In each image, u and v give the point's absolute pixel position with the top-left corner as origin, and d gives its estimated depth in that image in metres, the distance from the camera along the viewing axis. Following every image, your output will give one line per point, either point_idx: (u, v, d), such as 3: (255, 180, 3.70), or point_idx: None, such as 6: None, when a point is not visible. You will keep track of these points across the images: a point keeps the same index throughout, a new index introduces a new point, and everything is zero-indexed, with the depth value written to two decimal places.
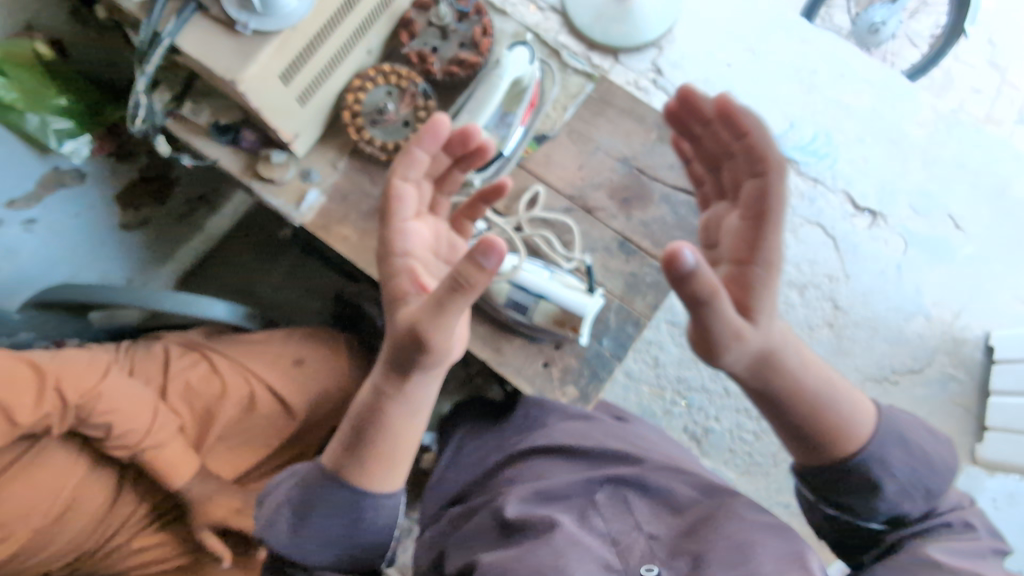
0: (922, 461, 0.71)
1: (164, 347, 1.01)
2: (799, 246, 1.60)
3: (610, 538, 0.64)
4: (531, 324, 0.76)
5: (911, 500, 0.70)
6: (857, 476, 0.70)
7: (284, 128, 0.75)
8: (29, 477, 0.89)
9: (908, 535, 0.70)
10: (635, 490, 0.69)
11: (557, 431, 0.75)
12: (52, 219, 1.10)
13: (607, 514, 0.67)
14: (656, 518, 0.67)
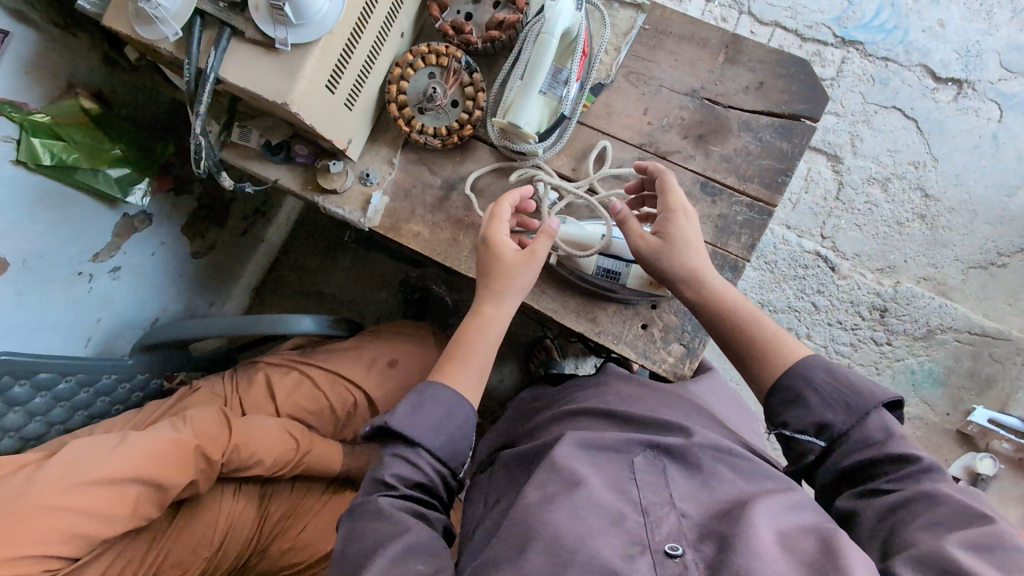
0: (845, 384, 0.63)
1: (264, 372, 1.03)
2: (876, 136, 1.45)
3: (641, 507, 0.59)
4: (626, 289, 0.74)
5: (833, 411, 0.62)
6: (780, 394, 0.66)
7: (338, 138, 0.71)
8: (186, 527, 0.88)
9: (853, 450, 0.61)
10: (679, 465, 0.64)
11: (612, 395, 0.77)
12: (132, 264, 1.13)
13: (640, 481, 0.62)
14: (693, 497, 0.61)
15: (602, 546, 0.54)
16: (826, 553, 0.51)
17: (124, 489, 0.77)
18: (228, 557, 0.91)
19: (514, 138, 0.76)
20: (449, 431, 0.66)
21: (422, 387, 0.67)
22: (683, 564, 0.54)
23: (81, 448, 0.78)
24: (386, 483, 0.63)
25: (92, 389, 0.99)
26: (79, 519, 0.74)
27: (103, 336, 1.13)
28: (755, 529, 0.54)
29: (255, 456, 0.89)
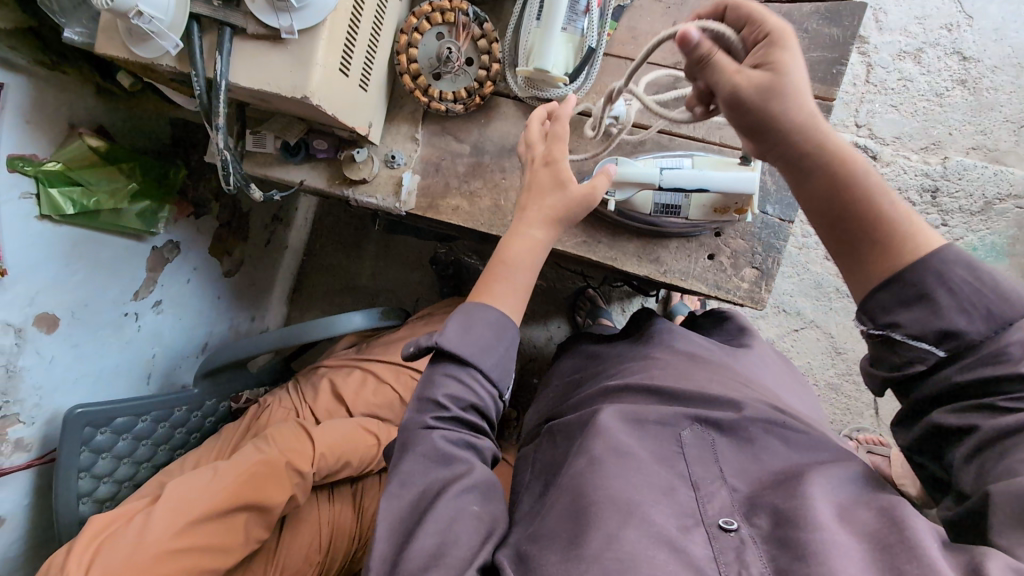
0: (989, 285, 0.45)
1: (325, 378, 1.04)
2: (901, 6, 1.36)
3: (689, 482, 0.50)
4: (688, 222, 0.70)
5: (965, 317, 0.44)
6: (898, 289, 0.47)
7: (360, 123, 0.70)
8: (291, 540, 0.89)
9: (984, 363, 0.44)
10: (730, 440, 0.55)
11: (655, 369, 0.69)
12: (172, 295, 1.12)
13: (688, 455, 0.53)
14: (745, 471, 0.52)
15: (653, 515, 0.46)
16: (891, 518, 0.43)
17: (230, 518, 0.79)
18: (338, 557, 0.94)
19: (541, 85, 0.72)
20: (499, 351, 0.61)
21: (469, 308, 0.61)
22: (741, 539, 0.45)
23: (183, 487, 0.79)
24: (437, 405, 0.58)
25: (168, 423, 1.00)
26: (200, 554, 0.76)
27: (161, 371, 1.14)
28: (818, 497, 0.45)
29: (342, 459, 0.90)
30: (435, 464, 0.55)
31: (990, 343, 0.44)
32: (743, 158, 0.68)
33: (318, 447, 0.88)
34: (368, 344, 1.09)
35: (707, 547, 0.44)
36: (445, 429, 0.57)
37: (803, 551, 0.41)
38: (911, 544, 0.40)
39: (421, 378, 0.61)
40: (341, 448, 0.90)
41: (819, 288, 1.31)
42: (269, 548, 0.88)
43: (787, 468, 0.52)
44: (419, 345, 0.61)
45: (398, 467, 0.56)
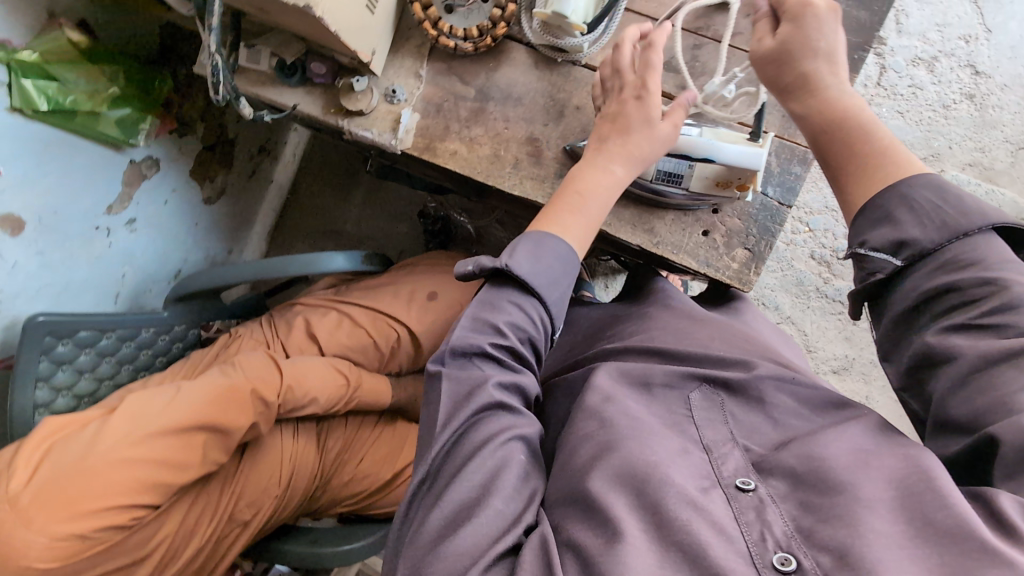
0: (951, 204, 0.52)
1: (300, 318, 1.01)
2: (924, 9, 1.36)
3: (702, 444, 0.49)
4: (688, 194, 0.70)
5: (924, 229, 0.52)
6: (870, 213, 0.55)
7: (362, 49, 0.67)
8: (252, 467, 0.88)
9: (937, 269, 0.50)
10: (740, 401, 0.54)
11: (655, 332, 0.68)
12: (148, 214, 1.07)
13: (698, 419, 0.52)
14: (758, 433, 0.51)
15: (675, 478, 0.45)
16: (916, 468, 0.42)
17: (190, 436, 0.77)
18: (298, 493, 0.92)
19: (557, 32, 0.70)
20: (562, 286, 0.61)
21: (539, 237, 0.61)
22: (760, 498, 0.44)
23: (141, 401, 0.78)
24: (499, 332, 0.56)
25: (133, 344, 0.97)
26: (154, 468, 0.75)
27: (130, 293, 1.11)
28: (835, 455, 0.45)
29: (309, 395, 0.88)
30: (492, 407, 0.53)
31: (941, 254, 0.51)
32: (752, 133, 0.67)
33: (279, 378, 0.86)
34: (347, 288, 1.06)
35: (726, 506, 0.44)
36: (501, 358, 0.55)
37: (826, 515, 0.41)
38: (939, 493, 0.40)
39: (478, 300, 0.59)
40: (308, 380, 0.88)
41: (800, 285, 1.32)
42: (230, 473, 0.87)
43: (799, 432, 0.50)
44: (482, 267, 0.60)
45: (447, 414, 0.52)
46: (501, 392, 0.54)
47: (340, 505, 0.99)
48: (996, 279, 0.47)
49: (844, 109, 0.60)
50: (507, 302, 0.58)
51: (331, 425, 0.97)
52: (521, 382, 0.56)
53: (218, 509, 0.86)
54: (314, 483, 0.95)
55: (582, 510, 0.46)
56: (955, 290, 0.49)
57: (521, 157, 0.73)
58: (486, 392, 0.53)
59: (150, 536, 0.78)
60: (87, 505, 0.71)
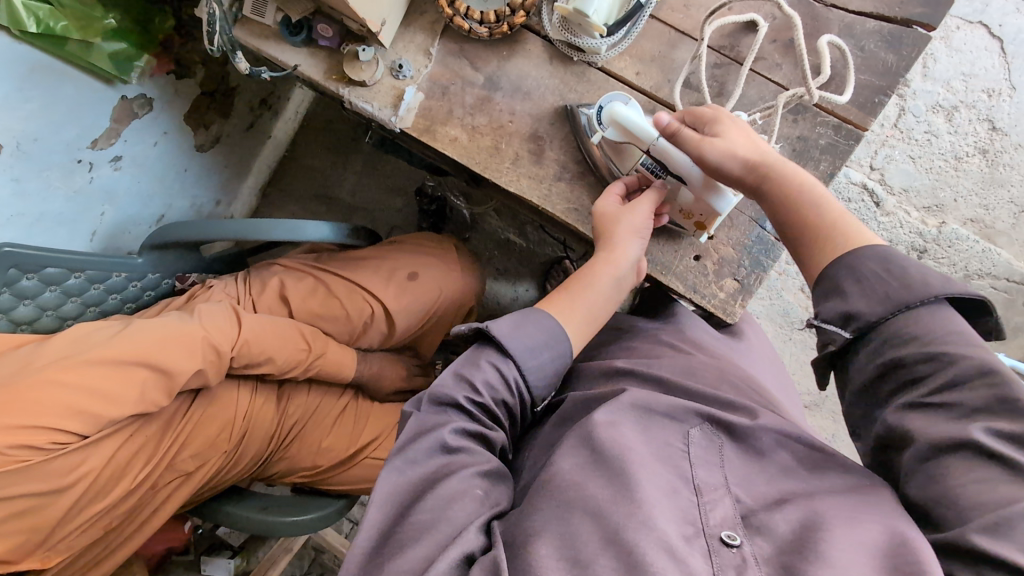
0: (895, 275, 0.53)
1: (276, 281, 0.98)
2: (953, 56, 1.34)
3: (693, 485, 0.49)
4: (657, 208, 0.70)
5: (869, 301, 0.53)
6: (821, 287, 0.57)
7: (371, 17, 0.64)
8: (201, 418, 0.86)
9: (890, 343, 0.52)
10: (739, 446, 0.54)
11: (664, 360, 0.67)
12: (135, 152, 1.03)
13: (692, 455, 0.51)
14: (750, 482, 0.51)
15: (659, 520, 0.45)
16: (901, 549, 0.42)
17: (128, 371, 0.75)
18: (246, 455, 0.91)
19: (576, 30, 0.68)
20: (542, 358, 0.60)
21: (526, 311, 0.62)
22: (742, 557, 0.44)
23: (83, 331, 0.78)
24: (473, 387, 0.56)
25: (103, 286, 0.94)
26: (87, 396, 0.72)
27: (107, 232, 1.07)
28: (834, 528, 0.44)
29: (264, 353, 0.86)
30: (448, 453, 0.52)
31: (887, 325, 0.52)
32: None
33: (231, 327, 0.84)
34: (330, 256, 1.04)
35: (706, 559, 0.44)
36: (472, 412, 0.56)
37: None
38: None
39: (462, 357, 0.60)
40: (271, 335, 0.87)
41: (786, 316, 1.32)
42: (176, 419, 0.84)
43: (796, 490, 0.50)
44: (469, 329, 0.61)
45: (402, 445, 0.52)
46: (459, 438, 0.53)
47: (290, 474, 0.97)
48: (940, 354, 0.49)
49: (793, 186, 0.60)
50: (485, 361, 0.58)
51: (291, 394, 0.95)
52: (484, 436, 0.55)
53: (156, 454, 0.82)
54: (264, 449, 0.93)
55: (561, 528, 0.45)
56: (902, 365, 0.51)
57: (522, 153, 0.71)
58: (442, 436, 0.52)
59: (76, 468, 0.74)
60: (17, 420, 0.69)
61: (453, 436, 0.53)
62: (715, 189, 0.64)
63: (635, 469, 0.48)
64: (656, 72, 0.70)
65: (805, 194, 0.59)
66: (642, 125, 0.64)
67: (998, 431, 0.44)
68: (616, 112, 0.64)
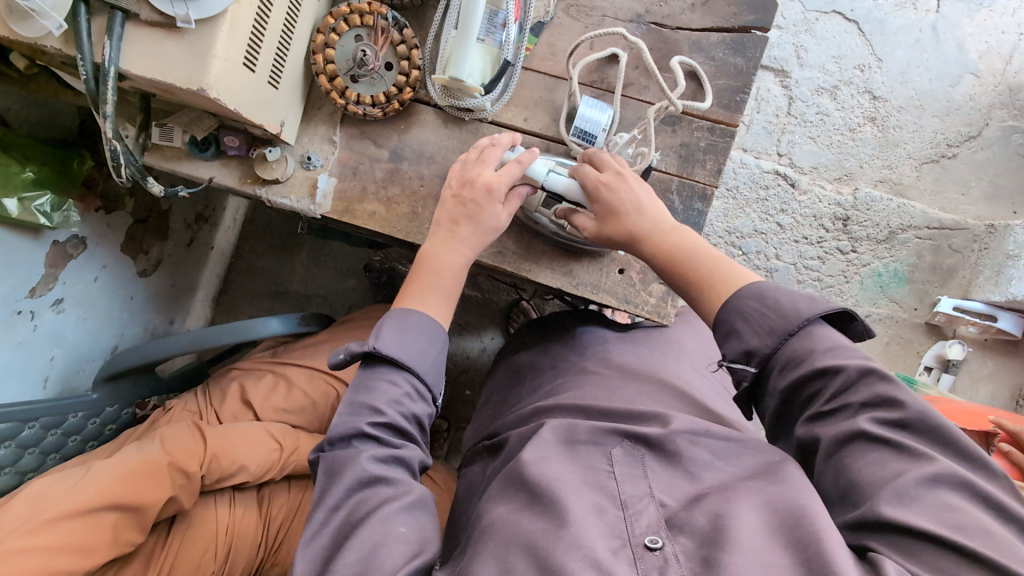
0: (773, 307, 0.57)
1: (238, 386, 0.98)
2: (820, 44, 1.47)
3: (619, 500, 0.52)
4: (569, 233, 0.73)
5: (760, 338, 0.57)
6: (717, 329, 0.61)
7: (269, 121, 0.69)
8: (179, 547, 0.83)
9: (785, 371, 0.55)
10: (658, 456, 0.57)
11: (587, 390, 0.72)
12: (76, 293, 1.05)
13: (618, 474, 0.55)
14: (674, 486, 0.54)
15: (587, 539, 0.47)
16: (800, 526, 0.45)
17: (96, 519, 0.73)
18: (235, 570, 0.87)
19: (458, 94, 0.74)
20: (433, 356, 0.64)
21: (403, 315, 0.64)
22: (665, 557, 0.47)
23: (41, 484, 0.73)
24: (374, 411, 0.58)
25: (59, 431, 0.92)
26: (55, 556, 0.69)
27: (59, 375, 1.06)
28: (742, 516, 0.47)
29: (236, 463, 0.85)
30: (369, 483, 0.54)
31: (781, 353, 0.55)
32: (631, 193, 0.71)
33: (198, 446, 0.83)
34: (288, 349, 1.04)
35: (632, 565, 0.46)
36: (381, 436, 0.57)
37: (726, 571, 0.43)
38: (821, 559, 0.42)
39: (355, 383, 0.61)
40: (234, 440, 0.86)
41: None
42: (153, 556, 0.82)
43: (717, 483, 0.54)
44: (352, 353, 0.62)
45: (320, 501, 0.54)
46: (377, 466, 0.55)
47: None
48: (829, 368, 0.51)
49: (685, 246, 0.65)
50: (379, 382, 0.60)
51: (272, 494, 0.92)
52: (398, 454, 0.57)
53: None
54: (252, 559, 0.89)
55: (496, 568, 0.47)
56: (803, 386, 0.53)
57: None
58: (357, 469, 0.54)
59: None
60: None
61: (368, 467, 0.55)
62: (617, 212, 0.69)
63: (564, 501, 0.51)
64: (542, 114, 0.77)
65: (684, 254, 0.65)
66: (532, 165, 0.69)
67: (882, 420, 0.48)
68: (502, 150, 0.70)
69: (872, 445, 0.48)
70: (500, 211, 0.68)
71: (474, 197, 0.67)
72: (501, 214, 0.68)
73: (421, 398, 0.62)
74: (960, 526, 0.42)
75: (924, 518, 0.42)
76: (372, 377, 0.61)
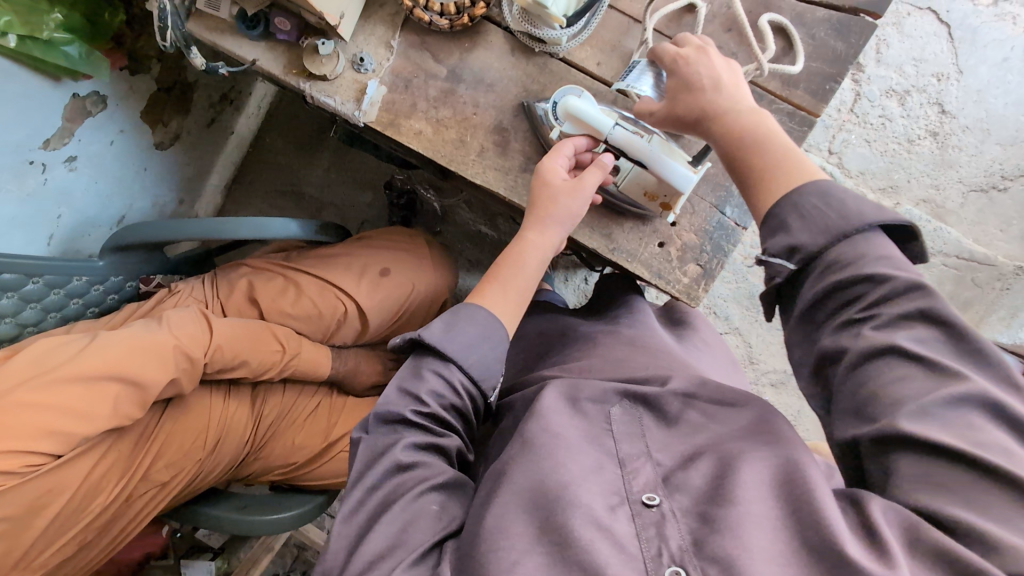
0: (835, 208, 0.52)
1: (245, 281, 0.97)
2: (904, 42, 1.39)
3: (618, 458, 0.53)
4: (619, 192, 0.70)
5: (812, 235, 0.52)
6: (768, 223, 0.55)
7: (329, 10, 0.64)
8: (171, 429, 0.84)
9: (826, 271, 0.50)
10: (657, 416, 0.58)
11: (601, 360, 0.72)
12: (90, 152, 1.00)
13: (616, 432, 0.56)
14: (670, 444, 0.55)
15: (582, 498, 0.49)
16: (794, 496, 0.47)
17: (99, 387, 0.73)
18: (220, 460, 0.88)
19: (536, 22, 0.68)
20: (485, 349, 0.62)
21: (458, 308, 0.63)
22: (662, 513, 0.48)
23: (51, 343, 0.75)
24: (418, 399, 0.58)
25: (63, 291, 0.91)
26: (56, 415, 0.70)
27: (66, 234, 1.04)
28: (749, 473, 0.49)
29: (238, 357, 0.85)
30: (404, 469, 0.54)
31: (829, 252, 0.51)
32: (694, 158, 0.68)
33: (204, 332, 0.83)
34: (302, 254, 1.02)
35: (630, 522, 0.48)
36: (423, 424, 0.57)
37: (721, 525, 0.46)
38: (814, 510, 0.45)
39: (401, 370, 0.61)
40: (252, 371, 0.87)
41: (751, 298, 1.36)
42: (147, 432, 0.82)
43: (705, 443, 0.55)
44: (405, 340, 0.61)
45: (358, 477, 0.55)
46: (412, 452, 0.56)
47: (266, 476, 0.95)
48: (873, 274, 0.48)
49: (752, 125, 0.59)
50: (428, 372, 0.59)
51: (262, 396, 0.93)
52: (437, 444, 0.57)
53: (130, 468, 0.80)
54: (236, 452, 0.90)
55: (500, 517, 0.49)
56: (840, 289, 0.49)
57: (486, 145, 0.71)
58: (395, 453, 0.55)
59: (48, 492, 0.71)
60: None
61: (406, 452, 0.55)
62: (670, 169, 0.66)
63: (566, 457, 0.52)
64: (616, 62, 0.72)
65: (753, 136, 0.59)
66: (594, 116, 0.66)
67: (918, 338, 0.46)
68: (567, 102, 0.67)
69: (904, 361, 0.45)
70: (577, 193, 0.66)
71: (550, 176, 0.66)
72: (578, 198, 0.66)
73: (468, 393, 0.60)
74: (979, 442, 0.41)
75: (937, 435, 0.42)
76: (421, 366, 0.60)
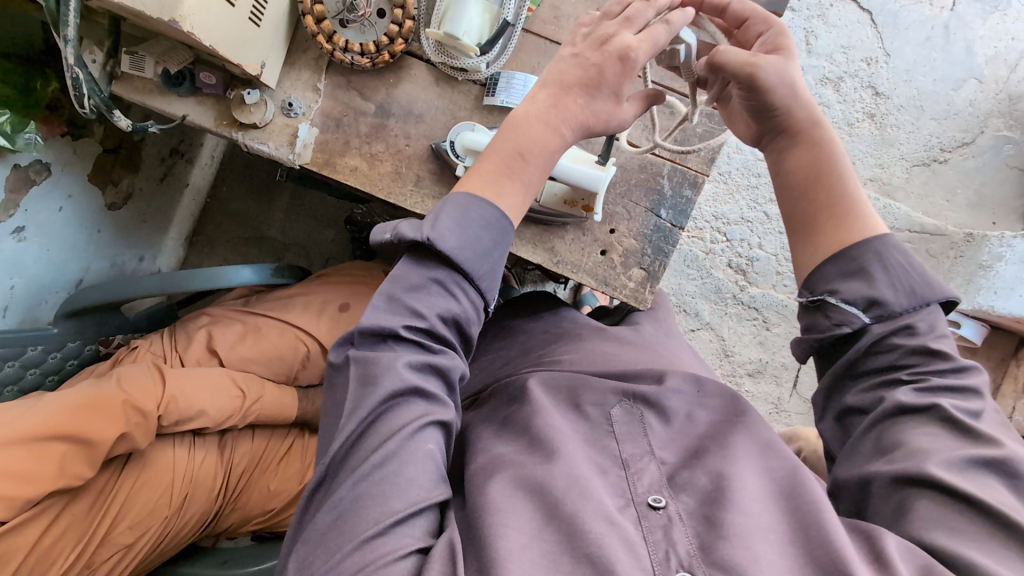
0: (918, 269, 0.55)
1: (205, 332, 0.96)
2: (831, 32, 1.44)
3: (621, 461, 0.55)
4: (541, 208, 0.72)
5: (895, 294, 0.55)
6: (841, 263, 0.57)
7: (249, 61, 0.65)
8: (133, 487, 0.82)
9: (894, 331, 0.54)
10: (657, 413, 0.60)
11: (578, 354, 0.73)
12: (39, 219, 1.00)
13: (619, 433, 0.58)
14: (672, 443, 0.57)
15: (594, 491, 0.50)
16: (803, 515, 0.48)
17: (44, 449, 0.73)
18: (190, 517, 0.85)
19: (453, 52, 0.71)
20: (493, 256, 0.58)
21: (467, 200, 0.57)
22: (668, 516, 0.50)
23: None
24: (414, 313, 0.55)
25: (17, 363, 0.90)
26: (7, 482, 0.70)
27: (22, 305, 1.03)
28: (742, 479, 0.52)
29: (195, 407, 0.84)
30: (402, 394, 0.53)
31: (906, 315, 0.54)
32: (600, 156, 0.68)
33: (156, 388, 0.82)
34: (262, 299, 1.02)
35: (636, 523, 0.49)
36: (418, 340, 0.55)
37: (727, 532, 0.47)
38: (821, 525, 0.46)
39: (398, 276, 0.57)
40: (204, 421, 0.85)
41: (719, 293, 1.39)
42: (105, 492, 0.80)
43: (696, 439, 0.58)
44: (403, 236, 0.57)
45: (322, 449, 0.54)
46: (411, 373, 0.54)
47: (240, 527, 0.93)
48: (938, 351, 0.53)
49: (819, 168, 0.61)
50: (430, 285, 0.56)
51: (229, 443, 0.91)
52: (433, 363, 0.55)
53: (89, 530, 0.78)
54: (206, 507, 0.87)
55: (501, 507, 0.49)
56: (903, 351, 0.53)
57: (422, 174, 0.73)
58: (394, 382, 0.52)
59: None
60: None
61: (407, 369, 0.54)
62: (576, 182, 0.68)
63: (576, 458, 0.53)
64: None
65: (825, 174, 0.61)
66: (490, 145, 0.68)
67: (960, 407, 0.51)
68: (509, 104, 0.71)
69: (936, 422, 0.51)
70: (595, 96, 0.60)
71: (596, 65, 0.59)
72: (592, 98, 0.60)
73: (471, 310, 0.57)
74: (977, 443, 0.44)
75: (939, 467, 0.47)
76: (421, 276, 0.56)
